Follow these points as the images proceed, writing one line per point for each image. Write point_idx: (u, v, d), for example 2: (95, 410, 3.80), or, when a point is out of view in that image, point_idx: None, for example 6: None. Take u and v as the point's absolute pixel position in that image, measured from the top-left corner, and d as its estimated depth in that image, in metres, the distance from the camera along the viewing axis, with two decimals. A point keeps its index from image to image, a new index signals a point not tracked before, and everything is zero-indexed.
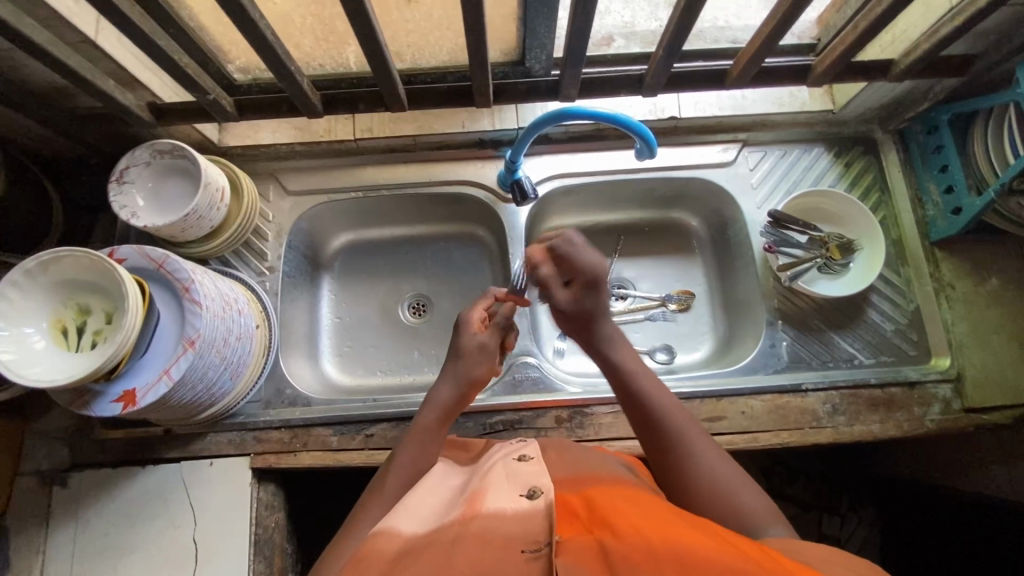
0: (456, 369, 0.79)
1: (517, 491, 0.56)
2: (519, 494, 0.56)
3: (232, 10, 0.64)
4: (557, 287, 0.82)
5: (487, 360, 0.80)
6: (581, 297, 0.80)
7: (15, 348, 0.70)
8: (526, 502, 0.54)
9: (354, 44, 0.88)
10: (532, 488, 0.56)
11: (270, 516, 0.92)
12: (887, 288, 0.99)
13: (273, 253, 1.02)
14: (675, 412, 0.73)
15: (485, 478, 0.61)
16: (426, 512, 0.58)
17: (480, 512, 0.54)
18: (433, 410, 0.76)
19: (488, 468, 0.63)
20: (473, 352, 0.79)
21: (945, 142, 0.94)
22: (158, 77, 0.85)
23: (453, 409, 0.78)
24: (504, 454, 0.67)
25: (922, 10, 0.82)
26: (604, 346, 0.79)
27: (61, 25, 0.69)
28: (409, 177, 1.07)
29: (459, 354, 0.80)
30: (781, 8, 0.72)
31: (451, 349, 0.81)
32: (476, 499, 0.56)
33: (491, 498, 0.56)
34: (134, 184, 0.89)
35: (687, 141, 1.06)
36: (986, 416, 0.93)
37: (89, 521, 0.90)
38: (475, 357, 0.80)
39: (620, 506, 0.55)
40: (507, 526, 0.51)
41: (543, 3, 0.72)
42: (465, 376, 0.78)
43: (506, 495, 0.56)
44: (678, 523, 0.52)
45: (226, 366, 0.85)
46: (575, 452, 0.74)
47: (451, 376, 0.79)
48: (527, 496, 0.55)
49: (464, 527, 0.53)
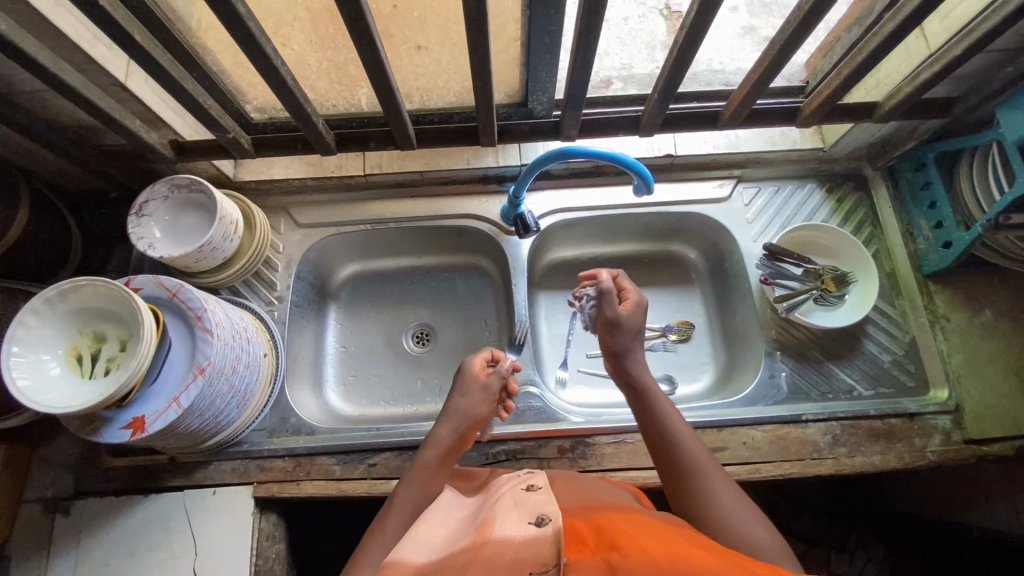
0: (456, 412, 0.80)
1: (525, 519, 0.56)
2: (528, 522, 0.56)
3: (255, 57, 0.69)
4: (603, 313, 0.86)
5: (489, 399, 0.83)
6: (614, 334, 0.83)
7: (31, 373, 0.72)
8: (535, 529, 0.54)
9: (366, 86, 0.93)
10: (540, 515, 0.57)
11: (271, 547, 0.92)
12: (883, 319, 1.01)
13: (283, 283, 1.05)
14: (700, 455, 0.72)
15: (494, 507, 0.61)
16: (437, 543, 0.58)
17: (489, 539, 0.54)
18: (434, 448, 0.76)
19: (497, 499, 0.63)
20: (474, 393, 0.82)
21: (933, 179, 0.98)
22: (180, 116, 0.90)
23: (454, 449, 0.78)
24: (512, 483, 0.67)
25: (903, 56, 0.87)
26: (629, 372, 0.81)
27: (93, 70, 0.73)
28: (416, 211, 1.10)
29: (459, 396, 0.82)
30: (768, 57, 0.77)
31: (451, 393, 0.83)
32: (485, 526, 0.57)
33: (500, 525, 0.56)
34: (152, 217, 0.92)
35: (684, 177, 1.10)
36: (988, 448, 0.93)
37: (89, 551, 0.90)
38: (477, 397, 0.82)
39: (629, 532, 0.55)
40: (516, 552, 0.52)
41: (544, 50, 0.77)
42: (467, 414, 0.80)
43: (515, 522, 0.56)
44: (689, 547, 0.52)
45: (234, 395, 0.87)
46: (585, 485, 0.74)
47: (454, 417, 0.79)
48: (535, 523, 0.55)
49: (473, 553, 0.53)
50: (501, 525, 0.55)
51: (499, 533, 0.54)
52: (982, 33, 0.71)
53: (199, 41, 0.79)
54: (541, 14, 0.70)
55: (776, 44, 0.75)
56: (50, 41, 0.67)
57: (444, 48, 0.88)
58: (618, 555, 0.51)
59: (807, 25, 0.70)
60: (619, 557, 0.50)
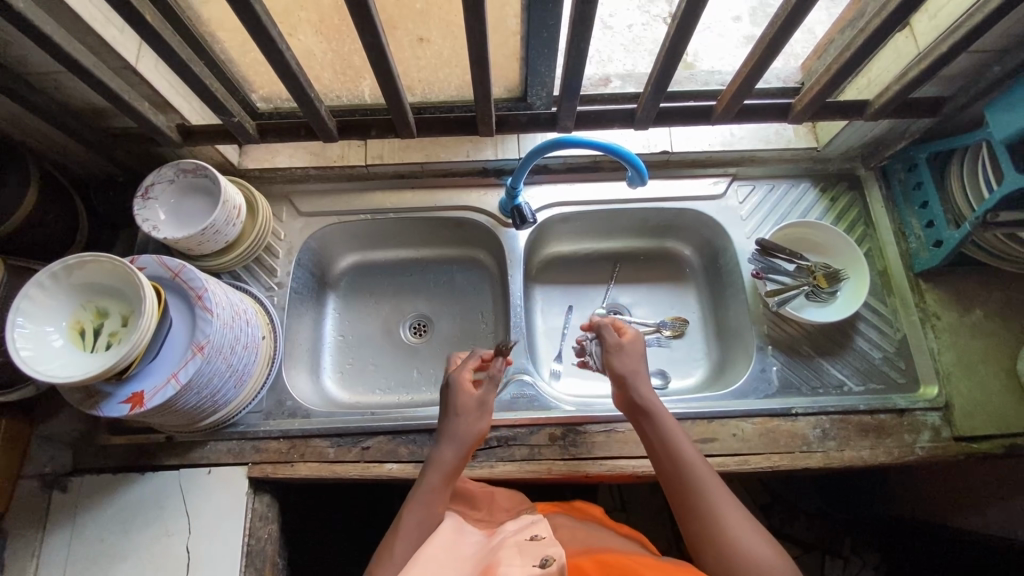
0: (455, 433, 0.79)
1: (529, 561, 0.59)
2: (531, 564, 0.59)
3: (261, 41, 0.71)
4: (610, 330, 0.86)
5: (484, 415, 0.81)
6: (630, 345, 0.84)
7: (34, 344, 0.74)
8: (539, 569, 0.58)
9: (369, 78, 0.96)
10: (544, 557, 0.60)
11: (263, 527, 0.93)
12: (874, 316, 1.02)
13: (283, 269, 1.07)
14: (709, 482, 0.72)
15: (498, 551, 0.64)
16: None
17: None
18: (438, 471, 0.76)
19: (501, 543, 0.67)
20: (466, 412, 0.80)
21: (924, 178, 1.00)
22: (189, 102, 0.93)
23: (457, 471, 0.78)
24: (516, 531, 0.69)
25: (893, 56, 0.89)
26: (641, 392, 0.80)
27: (106, 52, 0.76)
28: (415, 202, 1.12)
29: (454, 415, 0.80)
30: (758, 53, 0.79)
31: (445, 412, 0.81)
32: (489, 570, 0.60)
33: (505, 568, 0.59)
34: (158, 200, 0.95)
35: (679, 174, 1.12)
36: (976, 445, 0.93)
37: (85, 526, 0.92)
38: (473, 414, 0.80)
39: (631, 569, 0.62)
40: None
41: (542, 43, 0.79)
42: (464, 434, 0.79)
43: (518, 566, 0.59)
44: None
45: (231, 374, 0.89)
46: (586, 531, 0.76)
47: (454, 439, 0.78)
48: (539, 564, 0.59)
49: None
50: (506, 567, 0.59)
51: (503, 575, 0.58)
52: (967, 31, 0.73)
53: (207, 29, 0.82)
54: (539, 7, 0.73)
55: (765, 41, 0.78)
56: (65, 22, 0.70)
57: (445, 41, 0.91)
58: None
59: (796, 18, 0.72)
60: None
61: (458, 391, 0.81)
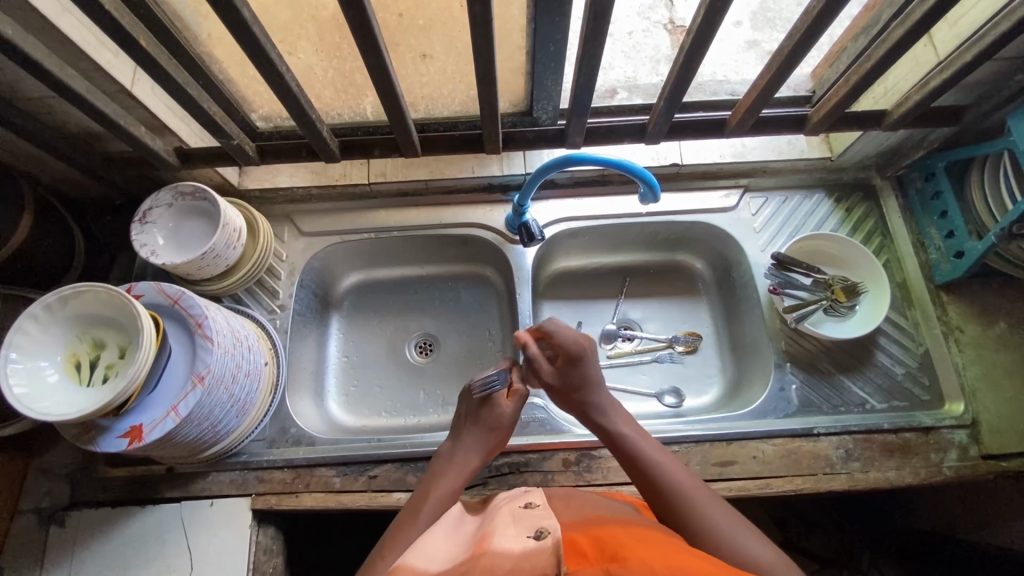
0: (474, 420, 0.83)
1: (523, 533, 0.55)
2: (526, 536, 0.54)
3: (260, 63, 0.69)
4: (545, 363, 0.85)
5: (508, 406, 0.84)
6: (566, 370, 0.84)
7: (29, 380, 0.72)
8: (533, 541, 0.53)
9: (371, 95, 0.93)
10: (538, 529, 0.55)
11: (268, 561, 0.90)
12: (895, 331, 0.99)
13: (285, 291, 1.05)
14: (685, 477, 0.72)
15: (492, 522, 0.60)
16: (440, 557, 0.57)
17: (488, 550, 0.53)
18: (458, 472, 0.79)
19: (494, 515, 0.63)
20: (498, 423, 0.83)
21: (943, 188, 0.97)
22: (186, 124, 0.91)
23: (473, 469, 0.80)
24: (510, 500, 0.67)
25: (912, 64, 0.86)
26: (600, 413, 0.82)
27: (100, 76, 0.74)
28: (418, 220, 1.10)
29: (471, 418, 0.84)
30: (775, 64, 0.76)
31: (462, 418, 0.85)
32: (483, 540, 0.56)
33: (498, 538, 0.55)
34: (156, 224, 0.92)
35: (689, 187, 1.09)
36: (1005, 464, 0.90)
37: (83, 563, 0.88)
38: (488, 413, 0.83)
39: (627, 540, 0.53)
40: (515, 563, 0.50)
41: (549, 58, 0.76)
42: (487, 426, 0.83)
43: (513, 537, 0.55)
44: (684, 555, 0.51)
45: (233, 405, 0.85)
46: (584, 501, 0.69)
47: (479, 433, 0.82)
48: (534, 536, 0.54)
49: (473, 562, 0.52)
50: (500, 539, 0.55)
51: (498, 544, 0.53)
52: (992, 39, 0.70)
53: (205, 50, 0.79)
54: (547, 23, 0.70)
55: (783, 52, 0.75)
56: (58, 46, 0.68)
57: (449, 57, 0.88)
58: (621, 566, 0.47)
59: (814, 31, 0.69)
60: (622, 568, 0.47)
61: (492, 403, 0.84)
